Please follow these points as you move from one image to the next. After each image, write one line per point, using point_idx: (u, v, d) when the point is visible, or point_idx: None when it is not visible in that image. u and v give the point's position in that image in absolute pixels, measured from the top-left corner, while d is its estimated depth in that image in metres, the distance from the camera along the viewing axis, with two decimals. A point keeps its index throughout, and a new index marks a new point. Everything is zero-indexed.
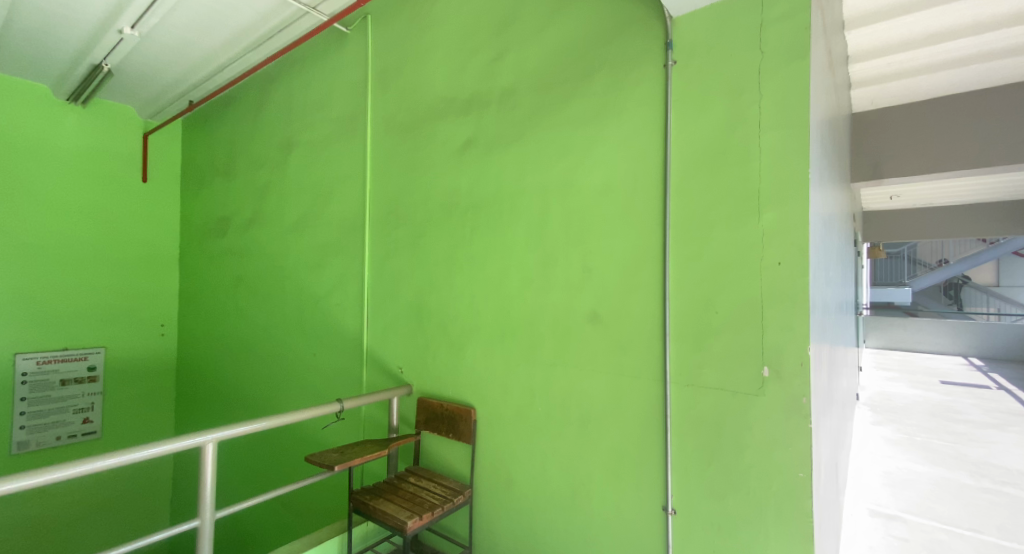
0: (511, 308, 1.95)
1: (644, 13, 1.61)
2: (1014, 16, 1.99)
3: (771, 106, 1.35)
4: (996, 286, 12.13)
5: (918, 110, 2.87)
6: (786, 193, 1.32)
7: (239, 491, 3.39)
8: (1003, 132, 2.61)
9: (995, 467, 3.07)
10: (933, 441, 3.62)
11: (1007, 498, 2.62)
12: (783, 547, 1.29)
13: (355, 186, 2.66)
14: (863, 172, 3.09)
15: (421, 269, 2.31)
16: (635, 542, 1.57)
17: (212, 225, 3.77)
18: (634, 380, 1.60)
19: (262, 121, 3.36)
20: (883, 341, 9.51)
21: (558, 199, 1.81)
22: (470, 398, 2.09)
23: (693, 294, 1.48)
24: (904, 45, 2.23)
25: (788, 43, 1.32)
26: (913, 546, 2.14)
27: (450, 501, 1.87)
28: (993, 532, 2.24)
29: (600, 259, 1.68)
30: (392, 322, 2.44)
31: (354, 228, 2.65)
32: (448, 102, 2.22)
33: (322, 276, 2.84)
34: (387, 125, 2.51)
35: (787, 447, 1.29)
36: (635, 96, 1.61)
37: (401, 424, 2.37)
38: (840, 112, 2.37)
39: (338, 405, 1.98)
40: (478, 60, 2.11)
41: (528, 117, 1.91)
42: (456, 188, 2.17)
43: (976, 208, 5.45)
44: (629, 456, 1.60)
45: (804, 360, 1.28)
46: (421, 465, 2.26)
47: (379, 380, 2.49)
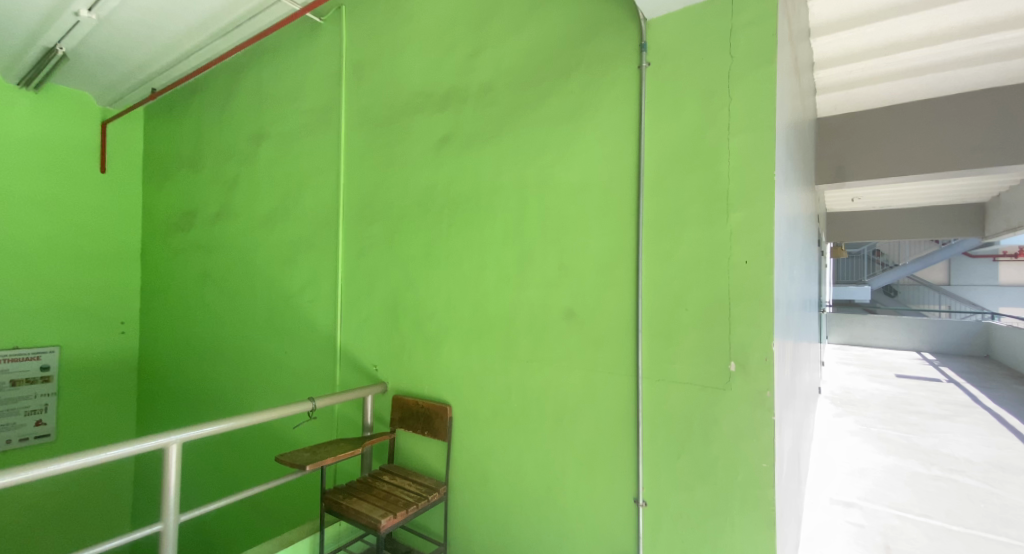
0: (487, 306, 1.95)
1: (620, 13, 1.63)
2: (963, 30, 2.12)
3: (740, 110, 1.39)
4: (947, 285, 12.84)
5: (876, 118, 3.03)
6: (753, 193, 1.37)
7: (206, 494, 3.29)
8: (953, 138, 2.78)
9: (944, 456, 3.25)
10: (888, 431, 3.82)
11: (955, 485, 2.78)
12: (746, 535, 1.34)
13: (329, 180, 2.60)
14: (826, 175, 3.24)
15: (396, 265, 2.29)
16: (608, 536, 1.60)
17: (177, 219, 3.63)
18: (609, 376, 1.62)
19: (231, 112, 3.25)
20: (845, 337, 9.95)
21: (535, 196, 1.81)
22: (446, 395, 2.09)
23: (666, 292, 1.51)
24: (864, 54, 2.35)
25: (756, 48, 1.37)
26: (868, 531, 2.25)
27: (425, 499, 1.87)
28: (941, 517, 2.39)
29: (576, 257, 1.70)
30: (367, 319, 2.41)
31: (328, 224, 2.60)
32: (425, 97, 2.20)
33: (294, 273, 2.77)
34: (362, 119, 2.47)
35: (752, 439, 1.34)
36: (611, 95, 1.63)
37: (375, 423, 2.34)
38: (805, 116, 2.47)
39: (310, 404, 1.94)
40: (455, 55, 2.09)
41: (506, 114, 1.91)
42: (432, 184, 2.16)
43: (930, 211, 5.75)
44: (602, 450, 1.62)
45: (768, 355, 1.33)
46: (395, 463, 2.24)
47: (353, 378, 2.46)
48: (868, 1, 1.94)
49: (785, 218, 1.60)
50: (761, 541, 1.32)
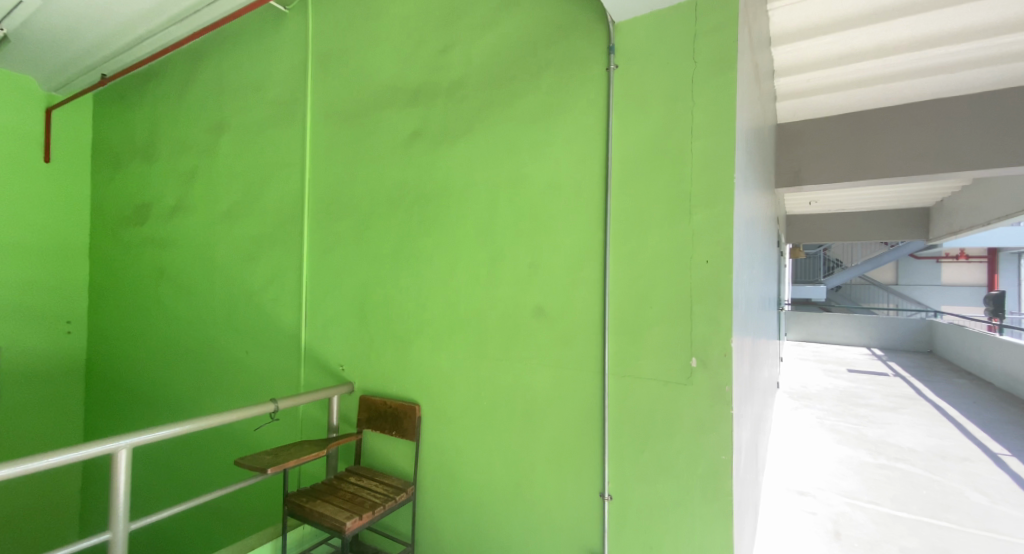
0: (456, 304, 1.95)
1: (589, 15, 1.65)
2: (909, 44, 2.25)
3: (703, 114, 1.43)
4: (895, 284, 13.62)
5: (833, 124, 3.19)
6: (714, 195, 1.41)
7: (161, 500, 3.15)
8: (901, 145, 2.95)
9: (890, 445, 3.46)
10: (840, 423, 4.02)
11: (900, 472, 2.96)
12: (705, 524, 1.39)
13: (294, 174, 2.53)
14: (786, 178, 3.39)
15: (364, 263, 2.25)
16: (576, 531, 1.62)
17: (130, 213, 3.45)
18: (577, 373, 1.64)
19: (189, 102, 3.11)
20: (802, 334, 10.38)
21: (505, 195, 1.82)
22: (414, 394, 2.07)
23: (632, 290, 1.54)
24: (820, 63, 2.46)
25: (719, 54, 1.41)
26: (820, 518, 2.37)
27: (392, 500, 1.84)
28: (887, 503, 2.53)
29: (545, 256, 1.72)
30: (333, 317, 2.36)
31: (292, 220, 2.52)
32: (394, 92, 2.17)
33: (256, 270, 2.68)
34: (329, 112, 2.41)
35: (712, 432, 1.39)
36: (580, 95, 1.65)
37: (342, 423, 2.30)
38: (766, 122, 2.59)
39: (273, 405, 1.88)
40: (426, 50, 2.07)
41: (477, 111, 1.90)
42: (401, 181, 2.13)
43: (881, 214, 6.07)
44: (569, 447, 1.65)
45: (726, 351, 1.38)
46: (362, 464, 2.21)
47: (318, 378, 2.40)
48: (825, 11, 2.03)
49: (745, 219, 1.65)
50: (719, 531, 1.37)
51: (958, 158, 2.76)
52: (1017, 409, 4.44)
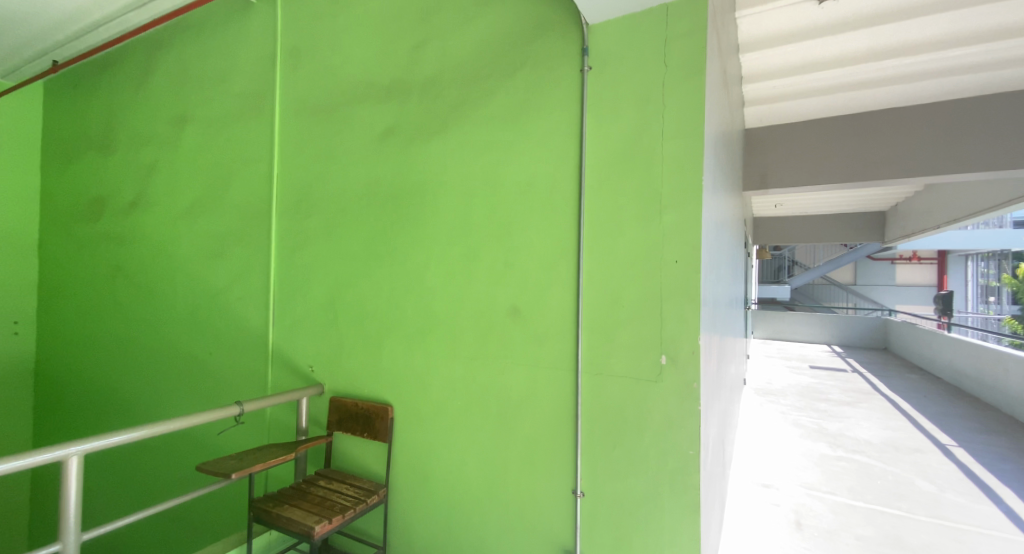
0: (430, 303, 1.93)
1: (564, 16, 1.66)
2: (868, 55, 2.35)
3: (674, 117, 1.46)
4: (854, 284, 14.25)
5: (797, 130, 3.32)
6: (684, 196, 1.44)
7: (117, 509, 3.00)
8: (859, 151, 3.09)
9: (848, 438, 3.62)
10: (802, 418, 4.18)
11: (857, 464, 3.10)
12: (674, 519, 1.42)
13: (262, 169, 2.45)
14: (752, 182, 3.50)
15: (335, 261, 2.20)
16: (549, 529, 1.63)
17: (84, 207, 3.27)
18: (550, 372, 1.66)
19: (148, 92, 2.98)
20: (768, 332, 10.73)
21: (480, 193, 1.81)
22: (386, 395, 2.04)
23: (605, 288, 1.56)
24: (786, 71, 2.55)
25: (689, 58, 1.44)
26: (783, 510, 2.46)
27: (363, 503, 1.81)
28: (845, 494, 2.65)
29: (519, 255, 1.72)
30: (303, 317, 2.30)
31: (260, 217, 2.45)
32: (366, 87, 2.13)
33: (221, 268, 2.59)
34: (299, 106, 2.35)
35: (680, 428, 1.42)
36: (555, 96, 1.66)
37: (311, 426, 2.25)
38: (733, 125, 2.55)
39: (238, 407, 1.82)
40: (399, 46, 2.04)
41: (452, 109, 1.88)
42: (374, 178, 2.10)
43: (842, 218, 6.34)
44: (543, 444, 1.66)
45: (695, 348, 1.42)
46: (332, 467, 2.16)
47: (286, 379, 2.34)
48: (790, 21, 2.11)
49: (713, 221, 1.69)
50: (686, 523, 1.40)
51: (911, 164, 2.91)
52: (962, 402, 4.72)
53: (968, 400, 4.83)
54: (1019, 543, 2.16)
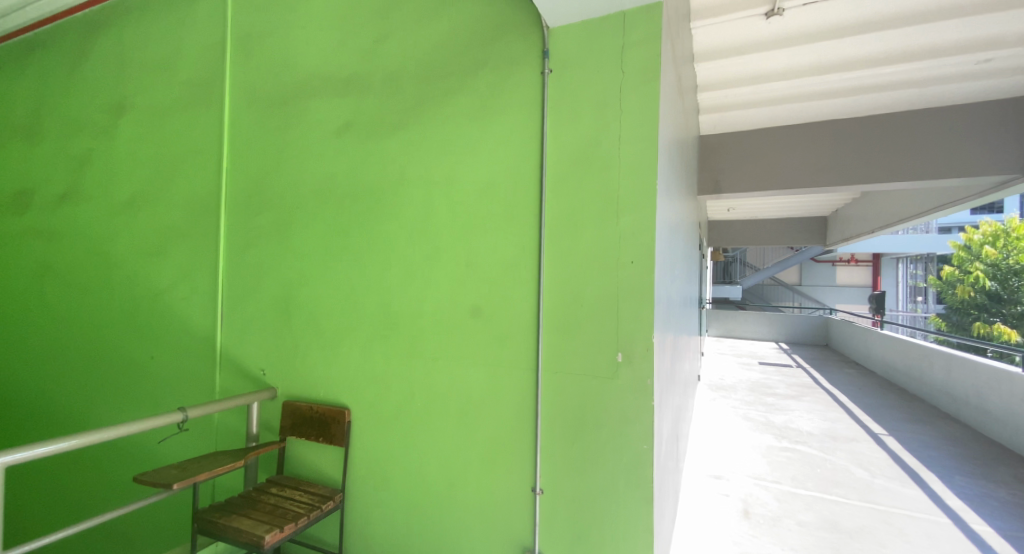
0: (389, 304, 1.89)
1: (525, 18, 1.67)
2: (811, 69, 2.50)
3: (631, 122, 1.50)
4: (799, 284, 15.12)
5: (747, 138, 3.50)
6: (640, 200, 1.49)
7: (44, 525, 2.78)
8: (803, 160, 3.29)
9: (792, 429, 3.84)
10: (751, 411, 4.39)
11: (799, 454, 3.29)
12: (630, 512, 1.46)
13: (210, 163, 2.33)
14: (706, 187, 3.65)
15: (289, 260, 2.12)
16: (508, 528, 1.64)
17: (5, 199, 3.00)
18: (511, 371, 1.66)
19: (82, 76, 2.77)
20: (721, 330, 11.22)
21: (441, 192, 1.79)
22: (343, 398, 1.98)
23: (564, 288, 1.58)
24: (738, 81, 2.68)
25: (644, 66, 1.48)
26: (732, 499, 2.57)
27: (317, 509, 1.76)
28: (788, 482, 2.81)
29: (480, 255, 1.72)
30: (254, 318, 2.20)
31: (208, 213, 2.32)
32: (323, 80, 2.07)
33: (163, 266, 2.44)
34: (251, 98, 2.25)
35: (635, 423, 1.46)
36: (516, 97, 1.67)
37: (262, 431, 2.16)
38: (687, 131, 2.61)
39: (182, 414, 1.73)
40: (358, 40, 1.99)
41: (412, 107, 1.86)
42: (330, 174, 2.04)
43: (788, 221, 6.73)
44: (502, 444, 1.66)
45: (649, 346, 1.46)
46: (285, 474, 2.09)
47: (236, 383, 2.24)
48: (741, 34, 2.22)
49: (667, 224, 1.75)
50: (641, 516, 1.44)
51: (849, 173, 3.12)
52: (892, 393, 5.11)
53: (897, 392, 5.23)
54: (941, 523, 2.36)
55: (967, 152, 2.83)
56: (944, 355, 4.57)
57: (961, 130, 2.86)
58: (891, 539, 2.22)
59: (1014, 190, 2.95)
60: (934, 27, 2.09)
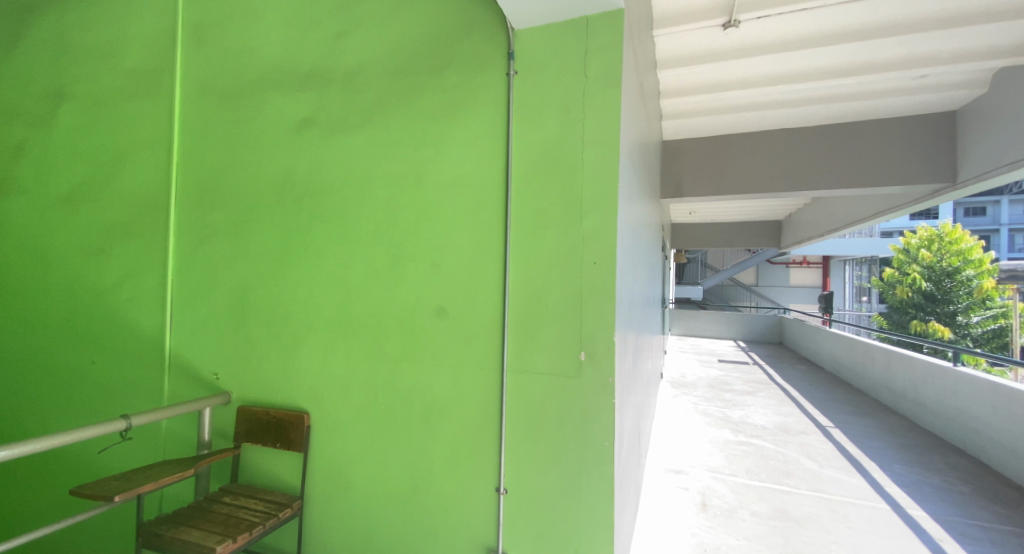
0: (351, 305, 1.85)
1: (490, 18, 1.66)
2: (766, 79, 2.62)
3: (594, 125, 1.52)
4: (756, 285, 15.80)
5: (707, 144, 3.62)
6: (602, 202, 1.51)
7: None
8: (758, 166, 3.44)
9: (748, 424, 4.00)
10: (710, 407, 4.55)
11: (754, 447, 3.44)
12: (592, 508, 1.48)
13: (159, 157, 2.22)
14: (668, 191, 3.76)
15: (245, 260, 2.04)
16: (472, 529, 1.64)
17: None
18: (476, 372, 1.66)
19: (14, 60, 2.57)
20: (684, 329, 11.59)
21: (405, 191, 1.77)
22: (302, 402, 1.92)
23: (529, 289, 1.59)
24: (698, 88, 2.77)
25: (607, 71, 1.51)
26: (692, 493, 2.66)
27: (274, 517, 1.71)
28: (743, 474, 2.93)
29: (446, 254, 1.70)
30: (207, 320, 2.10)
31: (156, 210, 2.20)
32: (282, 74, 2.00)
33: (106, 265, 2.29)
34: (204, 90, 2.15)
35: (597, 421, 1.49)
36: (481, 97, 1.67)
37: (215, 438, 2.07)
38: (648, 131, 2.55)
39: (125, 422, 1.64)
40: (319, 33, 1.94)
41: (375, 104, 1.82)
42: (289, 171, 1.97)
43: (745, 225, 7.05)
44: (467, 445, 1.66)
45: (611, 345, 1.49)
46: (240, 481, 2.01)
47: (187, 389, 2.13)
48: (700, 42, 2.30)
49: (629, 226, 1.79)
50: (602, 511, 1.47)
51: (799, 180, 3.29)
52: (839, 388, 5.42)
53: (843, 386, 5.54)
54: (881, 509, 2.51)
55: (904, 161, 3.04)
56: (884, 350, 4.87)
57: (899, 140, 3.06)
58: (836, 525, 2.35)
59: (945, 197, 3.18)
60: (876, 45, 2.23)
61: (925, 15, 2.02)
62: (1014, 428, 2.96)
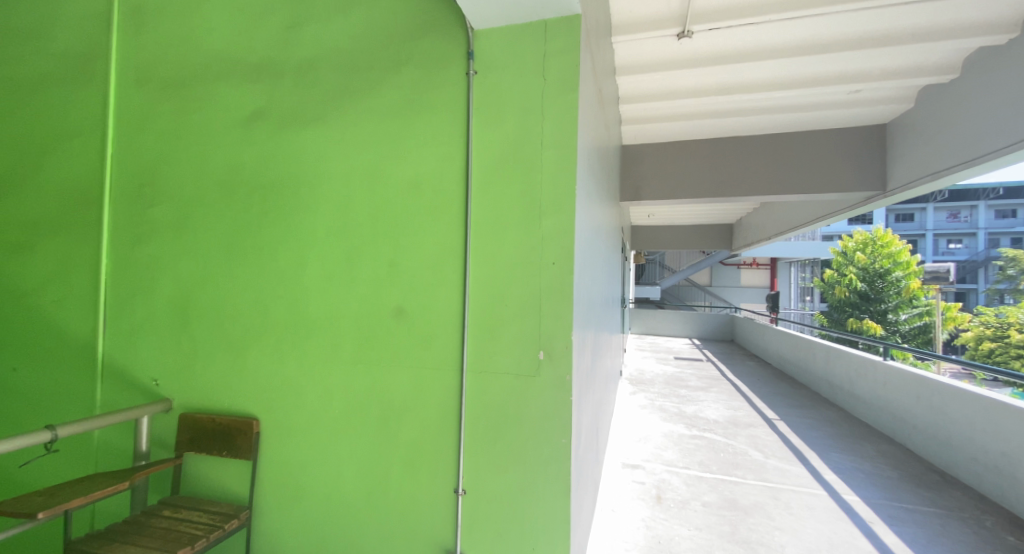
0: (305, 306, 1.79)
1: (449, 17, 1.65)
2: (718, 88, 2.73)
3: (553, 128, 1.54)
4: (710, 286, 16.49)
5: (664, 149, 3.74)
6: (560, 203, 1.53)
7: None
8: (710, 170, 3.59)
9: (701, 418, 4.17)
10: (666, 403, 4.71)
11: (706, 440, 3.59)
12: (549, 504, 1.50)
13: (92, 148, 2.06)
14: (627, 195, 3.84)
15: (190, 259, 1.93)
16: (430, 531, 1.62)
17: None
18: (435, 373, 1.64)
19: None
20: (642, 328, 11.95)
21: (363, 189, 1.73)
22: (252, 408, 1.84)
23: (488, 289, 1.59)
24: (655, 95, 2.86)
25: (566, 75, 1.54)
26: (647, 487, 2.73)
27: (219, 528, 1.64)
28: (695, 467, 3.04)
29: (404, 255, 1.68)
30: (146, 322, 1.98)
31: (89, 204, 2.05)
32: (231, 64, 1.91)
33: (30, 263, 2.11)
34: (144, 78, 2.02)
35: (555, 419, 1.51)
36: (440, 96, 1.65)
37: (155, 448, 1.95)
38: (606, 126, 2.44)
39: (51, 433, 1.52)
40: (271, 23, 1.86)
41: (331, 99, 1.77)
42: (238, 166, 1.88)
43: (700, 228, 7.35)
44: (426, 446, 1.64)
45: (569, 344, 1.51)
46: (182, 493, 1.90)
47: (123, 397, 2.00)
48: (657, 50, 2.37)
49: (587, 226, 1.82)
50: (559, 506, 1.49)
51: (748, 185, 3.46)
52: (784, 383, 5.74)
53: (788, 381, 5.87)
54: (820, 496, 2.68)
55: (842, 169, 3.26)
56: (824, 346, 5.20)
57: (837, 150, 3.28)
58: (778, 512, 2.48)
59: (878, 204, 3.43)
60: (817, 60, 2.37)
61: (858, 34, 2.18)
62: (934, 416, 3.23)
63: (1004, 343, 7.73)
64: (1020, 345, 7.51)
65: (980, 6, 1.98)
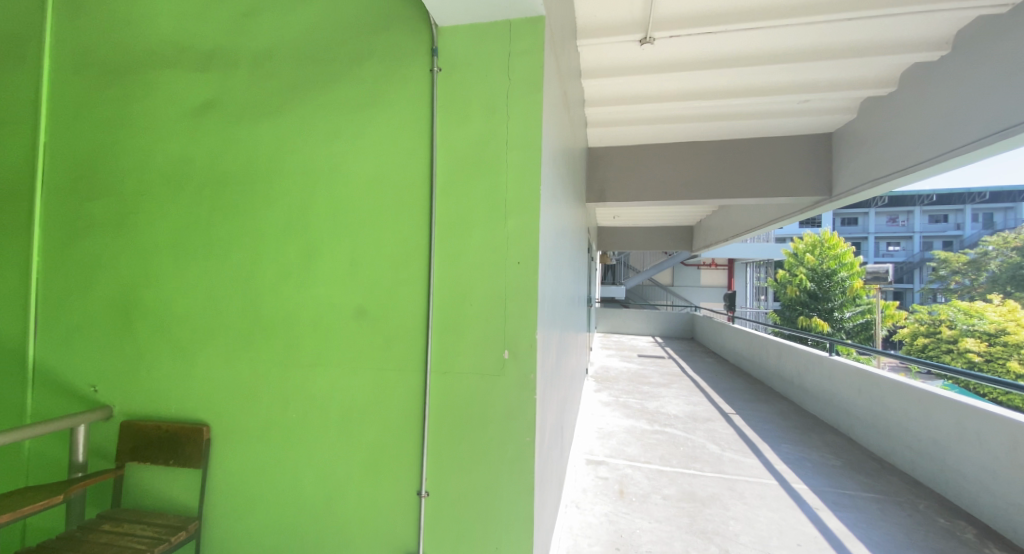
0: (260, 307, 1.72)
1: (413, 12, 1.62)
2: (679, 93, 2.81)
3: (517, 128, 1.55)
4: (672, 285, 16.98)
5: (628, 151, 3.82)
6: (525, 203, 1.54)
7: None
8: (671, 173, 3.70)
9: (662, 414, 4.29)
10: (629, 399, 4.82)
11: (667, 435, 3.70)
12: (513, 502, 1.50)
13: (22, 136, 1.91)
14: (592, 196, 3.91)
15: (133, 256, 1.82)
16: (392, 535, 1.59)
17: None
18: (398, 374, 1.61)
19: None
20: (607, 327, 12.18)
21: (323, 186, 1.68)
22: (202, 413, 1.75)
23: (453, 288, 1.58)
24: (619, 99, 2.91)
25: (530, 75, 1.54)
26: (610, 482, 2.79)
27: (165, 542, 1.55)
28: (656, 461, 3.13)
29: (366, 254, 1.64)
30: (84, 324, 1.85)
31: (19, 197, 1.89)
32: (180, 51, 1.81)
33: None
34: (82, 62, 1.89)
35: (519, 417, 1.51)
36: (404, 92, 1.62)
37: (94, 459, 1.83)
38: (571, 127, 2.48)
39: None
40: (224, 10, 1.78)
41: (288, 91, 1.71)
42: (188, 159, 1.79)
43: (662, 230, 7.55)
44: (388, 448, 1.61)
45: (533, 343, 1.52)
46: (123, 506, 1.79)
47: (57, 405, 1.86)
48: (621, 55, 2.42)
49: (553, 226, 1.84)
50: (523, 504, 1.50)
51: (707, 188, 3.59)
52: (740, 378, 5.99)
53: (743, 376, 6.13)
54: (771, 485, 2.81)
55: (793, 174, 3.43)
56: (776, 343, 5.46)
57: (788, 156, 3.44)
58: (733, 502, 2.59)
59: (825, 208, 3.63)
60: (770, 70, 2.49)
61: (807, 47, 2.29)
62: (874, 407, 3.45)
63: (936, 338, 8.36)
64: (949, 340, 8.12)
65: (914, 25, 2.13)
